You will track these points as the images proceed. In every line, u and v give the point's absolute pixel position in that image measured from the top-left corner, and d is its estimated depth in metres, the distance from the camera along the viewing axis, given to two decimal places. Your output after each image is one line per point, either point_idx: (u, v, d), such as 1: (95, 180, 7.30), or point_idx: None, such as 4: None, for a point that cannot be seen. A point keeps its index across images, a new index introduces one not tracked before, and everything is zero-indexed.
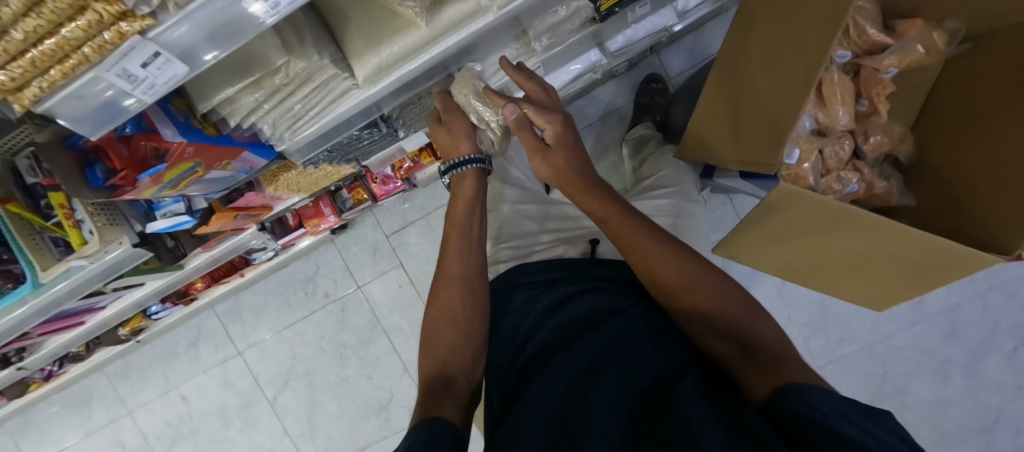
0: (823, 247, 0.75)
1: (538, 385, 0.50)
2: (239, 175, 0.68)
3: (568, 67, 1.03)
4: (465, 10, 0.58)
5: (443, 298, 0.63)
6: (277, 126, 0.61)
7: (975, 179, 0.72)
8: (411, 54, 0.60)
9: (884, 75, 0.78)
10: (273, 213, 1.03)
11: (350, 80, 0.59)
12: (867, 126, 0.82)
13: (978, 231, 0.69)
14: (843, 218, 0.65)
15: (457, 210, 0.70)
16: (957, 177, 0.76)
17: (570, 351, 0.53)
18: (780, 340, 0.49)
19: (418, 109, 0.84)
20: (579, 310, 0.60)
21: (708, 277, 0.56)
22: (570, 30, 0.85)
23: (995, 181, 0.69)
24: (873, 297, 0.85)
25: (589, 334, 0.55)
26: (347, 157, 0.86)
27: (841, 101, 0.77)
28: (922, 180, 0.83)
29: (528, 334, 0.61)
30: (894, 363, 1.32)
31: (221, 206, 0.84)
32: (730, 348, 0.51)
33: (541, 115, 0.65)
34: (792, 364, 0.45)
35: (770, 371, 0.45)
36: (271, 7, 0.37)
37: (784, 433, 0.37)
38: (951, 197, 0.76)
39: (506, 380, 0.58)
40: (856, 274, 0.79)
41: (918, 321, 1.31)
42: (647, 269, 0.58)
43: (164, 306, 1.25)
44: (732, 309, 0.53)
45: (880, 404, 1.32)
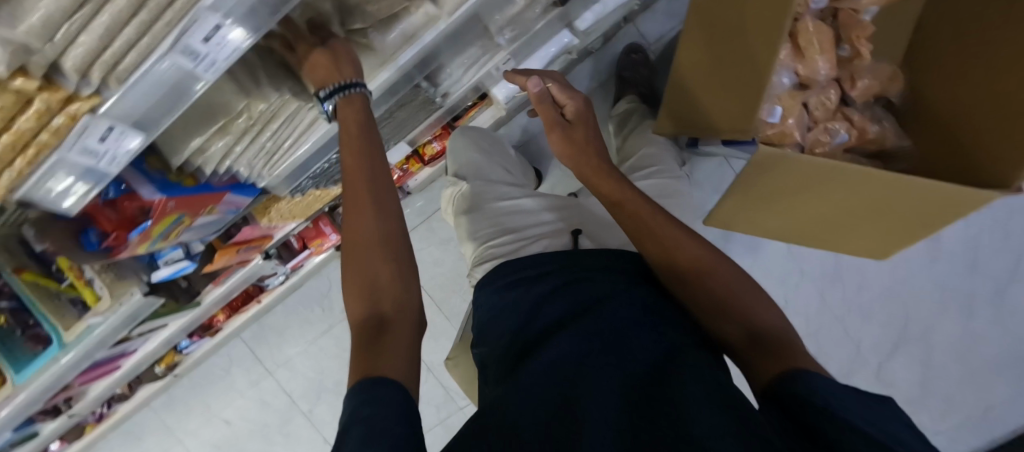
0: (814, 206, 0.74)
1: (537, 368, 0.52)
2: (228, 216, 0.70)
3: (541, 53, 1.02)
4: (415, 22, 0.58)
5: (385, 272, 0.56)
6: (257, 164, 0.62)
7: (978, 115, 0.68)
8: (369, 74, 0.61)
9: (862, 16, 0.74)
10: (275, 240, 1.05)
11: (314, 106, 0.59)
12: (852, 70, 0.78)
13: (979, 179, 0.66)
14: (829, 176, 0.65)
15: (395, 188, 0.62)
16: (961, 114, 0.72)
17: (573, 337, 0.55)
18: (787, 329, 0.51)
19: (393, 123, 0.83)
20: (578, 299, 0.61)
21: (720, 263, 0.56)
22: (533, 18, 0.83)
23: (993, 118, 0.65)
24: (874, 249, 0.84)
25: (591, 322, 0.57)
26: (333, 179, 0.87)
27: (820, 49, 0.73)
28: (921, 126, 0.80)
29: (522, 326, 0.62)
30: (916, 303, 1.30)
31: (221, 243, 0.87)
32: (738, 331, 0.52)
33: (563, 92, 0.67)
34: (800, 354, 0.46)
35: (778, 360, 0.46)
36: (207, 66, 0.37)
37: (794, 420, 0.40)
38: (955, 140, 0.72)
39: (499, 370, 0.59)
40: (854, 229, 0.78)
41: (938, 258, 1.28)
42: (659, 253, 0.59)
43: (191, 340, 1.31)
44: (743, 294, 0.54)
45: (904, 346, 1.31)
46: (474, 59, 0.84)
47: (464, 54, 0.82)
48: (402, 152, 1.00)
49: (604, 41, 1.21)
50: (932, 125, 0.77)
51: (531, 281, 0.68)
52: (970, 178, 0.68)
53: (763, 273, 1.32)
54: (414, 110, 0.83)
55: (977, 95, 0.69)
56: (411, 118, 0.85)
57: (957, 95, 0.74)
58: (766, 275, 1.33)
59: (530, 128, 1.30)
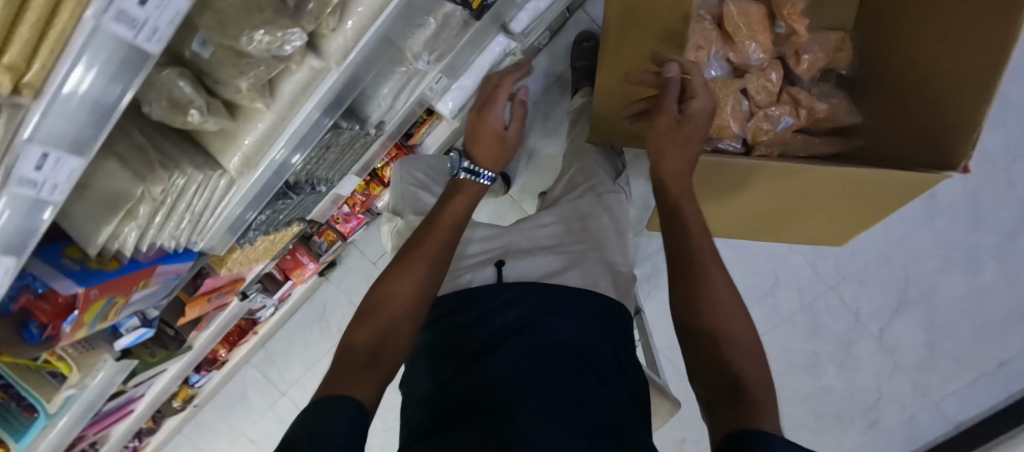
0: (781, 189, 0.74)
1: (499, 365, 0.55)
2: (172, 282, 0.72)
3: (477, 62, 0.99)
4: (304, 78, 0.56)
5: (404, 284, 0.62)
6: (185, 234, 0.65)
7: (940, 90, 0.64)
8: (274, 134, 0.60)
9: None
10: (249, 281, 1.08)
11: (220, 173, 0.60)
12: (794, 47, 0.75)
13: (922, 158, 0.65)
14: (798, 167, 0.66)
15: (443, 226, 0.67)
16: (925, 88, 0.67)
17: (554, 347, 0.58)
18: (761, 375, 0.53)
19: (328, 162, 0.82)
20: (555, 306, 0.64)
21: (722, 287, 0.57)
22: (452, 35, 0.80)
23: (963, 91, 0.61)
24: (828, 231, 0.86)
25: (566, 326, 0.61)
26: (282, 221, 0.89)
27: (744, 35, 0.73)
28: (880, 100, 0.75)
29: (472, 321, 0.65)
30: (915, 264, 1.23)
31: (189, 295, 0.91)
32: (712, 354, 0.55)
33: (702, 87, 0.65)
34: (764, 405, 0.49)
35: (736, 407, 0.49)
36: (48, 190, 0.37)
37: None
38: (912, 113, 0.68)
39: (442, 364, 0.62)
40: (810, 211, 0.79)
41: (935, 214, 1.19)
42: (678, 257, 0.60)
43: (200, 374, 1.39)
44: (734, 327, 0.56)
45: (905, 308, 1.25)
46: (400, 85, 0.82)
47: (388, 83, 0.80)
48: (354, 182, 1.00)
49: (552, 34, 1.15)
50: (890, 100, 0.73)
51: (499, 287, 0.68)
52: (914, 157, 0.67)
53: (750, 250, 1.27)
54: (347, 147, 0.83)
55: (937, 66, 0.65)
56: (348, 154, 0.85)
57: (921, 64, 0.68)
58: (753, 250, 1.29)
59: None
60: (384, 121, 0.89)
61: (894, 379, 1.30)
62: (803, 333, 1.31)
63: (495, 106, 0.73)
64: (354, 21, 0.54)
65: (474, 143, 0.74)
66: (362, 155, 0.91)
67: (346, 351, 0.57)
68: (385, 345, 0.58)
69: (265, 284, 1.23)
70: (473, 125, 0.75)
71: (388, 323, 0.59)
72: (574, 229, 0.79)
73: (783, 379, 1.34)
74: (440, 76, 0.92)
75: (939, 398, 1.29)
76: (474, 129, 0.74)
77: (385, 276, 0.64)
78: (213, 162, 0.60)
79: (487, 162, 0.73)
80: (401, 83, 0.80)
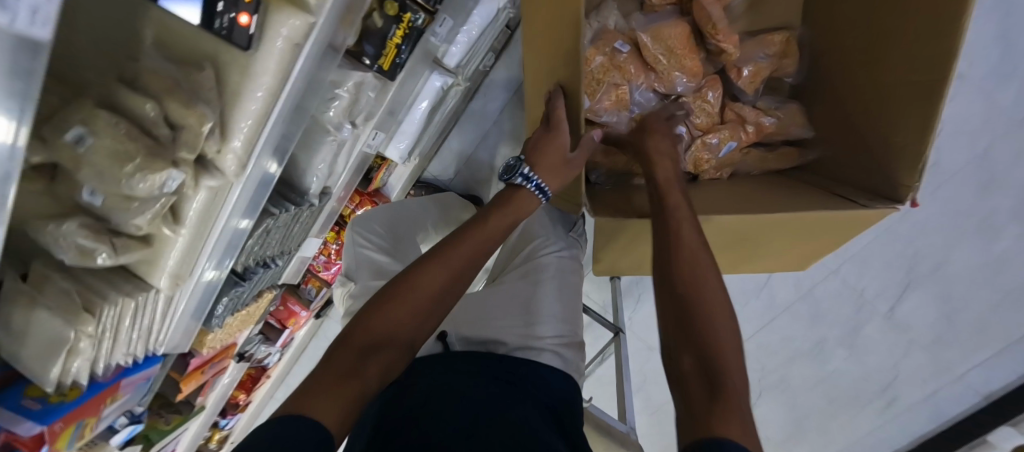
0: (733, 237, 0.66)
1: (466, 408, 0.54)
2: (145, 384, 0.78)
3: (416, 105, 0.95)
4: (205, 198, 0.56)
5: (421, 286, 0.55)
6: (142, 345, 0.69)
7: (893, 116, 0.57)
8: (195, 246, 0.61)
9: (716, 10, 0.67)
10: (241, 343, 1.13)
11: (153, 292, 0.63)
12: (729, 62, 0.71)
13: (861, 195, 0.60)
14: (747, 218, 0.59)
15: (480, 232, 0.60)
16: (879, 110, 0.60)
17: (525, 396, 0.59)
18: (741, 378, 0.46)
19: (274, 241, 0.82)
20: (537, 371, 0.64)
21: (714, 282, 0.51)
22: (374, 99, 0.78)
23: (912, 116, 0.54)
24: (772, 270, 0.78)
25: (536, 378, 0.63)
26: (247, 299, 0.90)
27: (667, 65, 0.69)
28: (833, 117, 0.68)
29: (444, 362, 0.63)
30: (922, 238, 1.12)
31: (181, 373, 0.96)
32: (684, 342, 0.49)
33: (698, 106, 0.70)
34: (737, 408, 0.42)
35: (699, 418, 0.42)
36: None
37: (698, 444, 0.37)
38: (865, 141, 0.62)
39: (412, 397, 0.57)
40: (753, 256, 0.71)
41: (941, 184, 1.07)
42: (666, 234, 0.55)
43: (228, 418, 1.44)
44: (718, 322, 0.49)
45: (915, 285, 1.16)
46: (332, 155, 0.79)
47: (319, 153, 0.77)
48: (317, 242, 1.01)
49: (498, 53, 1.08)
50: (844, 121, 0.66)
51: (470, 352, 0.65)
52: (861, 192, 0.61)
53: None
54: (292, 222, 0.83)
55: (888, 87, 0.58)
56: (297, 226, 0.86)
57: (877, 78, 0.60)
58: None
59: (458, 158, 1.25)
60: (327, 186, 0.88)
61: (909, 357, 1.23)
62: (805, 321, 1.26)
63: (562, 113, 0.61)
64: (240, 139, 0.53)
65: (537, 155, 0.62)
66: (315, 218, 0.91)
67: (334, 352, 0.50)
68: (382, 355, 0.51)
69: (265, 334, 1.28)
70: (539, 138, 0.63)
71: (393, 327, 0.52)
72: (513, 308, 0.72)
73: (789, 368, 1.32)
74: (377, 132, 0.90)
75: (963, 371, 1.19)
76: (538, 141, 0.63)
77: (395, 280, 0.56)
78: (144, 283, 0.63)
79: (553, 181, 0.63)
80: (328, 155, 0.78)
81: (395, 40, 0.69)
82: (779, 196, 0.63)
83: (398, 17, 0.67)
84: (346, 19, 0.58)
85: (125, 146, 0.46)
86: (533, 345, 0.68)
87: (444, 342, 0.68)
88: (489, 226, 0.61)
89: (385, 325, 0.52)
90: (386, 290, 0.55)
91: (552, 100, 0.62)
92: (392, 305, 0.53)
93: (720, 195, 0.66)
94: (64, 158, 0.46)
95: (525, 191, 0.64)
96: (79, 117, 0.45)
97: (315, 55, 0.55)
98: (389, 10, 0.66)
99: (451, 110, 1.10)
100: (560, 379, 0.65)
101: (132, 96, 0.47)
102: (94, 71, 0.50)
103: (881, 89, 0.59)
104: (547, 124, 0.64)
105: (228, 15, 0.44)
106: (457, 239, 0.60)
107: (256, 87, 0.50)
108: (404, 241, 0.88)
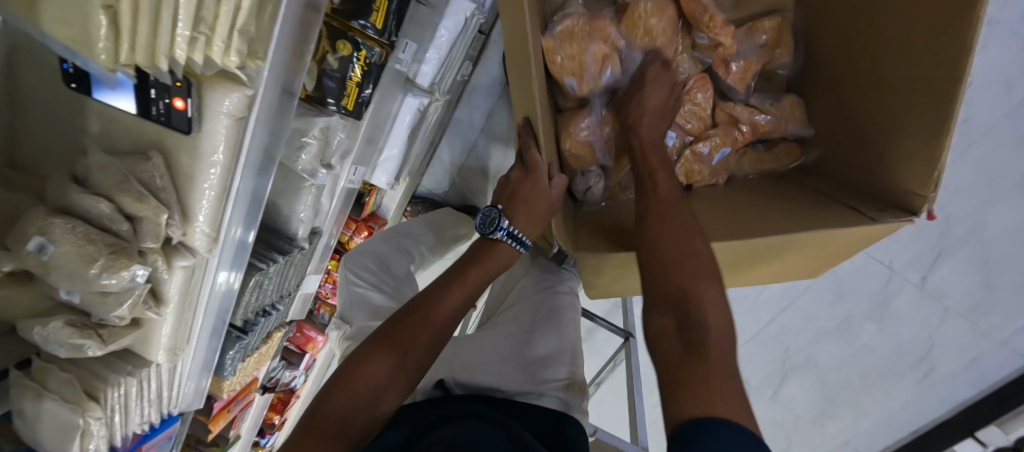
0: (730, 263, 0.64)
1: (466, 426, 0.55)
2: (168, 441, 0.82)
3: (394, 129, 0.91)
4: (182, 278, 0.56)
5: (413, 327, 0.57)
6: (155, 412, 0.72)
7: (898, 121, 0.57)
8: (185, 318, 0.62)
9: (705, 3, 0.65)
10: (263, 377, 1.16)
11: (155, 365, 0.66)
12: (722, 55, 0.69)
13: (872, 207, 0.59)
14: (748, 240, 0.57)
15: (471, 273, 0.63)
16: (886, 112, 0.59)
17: (521, 424, 0.60)
18: (731, 362, 0.43)
19: (270, 288, 0.83)
20: (542, 413, 0.63)
21: (707, 277, 0.49)
22: (345, 138, 0.74)
23: (917, 122, 0.54)
24: (782, 280, 0.74)
25: (537, 413, 0.63)
26: (254, 345, 0.92)
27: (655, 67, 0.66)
28: (837, 117, 0.69)
29: (442, 397, 0.64)
30: (953, 202, 1.00)
31: (208, 415, 1.01)
32: (676, 336, 0.47)
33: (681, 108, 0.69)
34: (718, 380, 0.41)
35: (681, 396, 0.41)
36: None
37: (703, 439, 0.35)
38: (869, 144, 0.63)
39: (417, 423, 0.57)
40: (742, 273, 0.69)
41: (975, 142, 0.94)
42: (657, 230, 0.54)
43: (265, 437, 1.48)
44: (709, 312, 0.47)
45: (952, 252, 1.05)
46: (314, 199, 0.78)
47: (302, 199, 0.76)
48: (317, 277, 1.06)
49: (475, 58, 1.01)
50: (849, 124, 0.66)
51: (469, 393, 0.66)
52: (871, 203, 0.60)
53: None
54: (284, 269, 0.84)
55: (892, 92, 0.58)
56: (291, 270, 0.87)
57: (884, 79, 0.59)
58: None
59: (452, 167, 1.21)
60: (316, 226, 0.87)
61: (945, 326, 1.14)
62: (828, 298, 1.19)
63: (536, 156, 0.61)
64: (204, 217, 0.52)
65: (512, 201, 0.64)
66: (309, 259, 0.94)
67: (319, 411, 0.51)
68: (367, 412, 0.52)
69: (287, 360, 1.29)
70: (516, 180, 0.64)
71: (379, 383, 0.53)
72: (512, 351, 0.74)
73: (815, 347, 1.28)
74: (357, 166, 0.88)
75: (1007, 336, 1.11)
76: (517, 183, 0.64)
77: (376, 336, 0.57)
78: (144, 359, 0.65)
79: (527, 229, 0.64)
80: (313, 201, 0.78)
81: (354, 79, 0.64)
82: (775, 214, 0.62)
83: (353, 55, 0.63)
84: (294, 59, 0.48)
85: (89, 249, 0.46)
86: (533, 389, 0.69)
87: (442, 390, 0.67)
88: (469, 280, 0.63)
89: (369, 383, 0.53)
90: (369, 346, 0.56)
91: (523, 140, 0.62)
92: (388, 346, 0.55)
93: (706, 217, 0.65)
94: (31, 266, 0.45)
95: (503, 244, 0.66)
96: (35, 227, 0.43)
97: (269, 117, 0.50)
98: (342, 51, 0.62)
99: (435, 125, 1.05)
100: (568, 427, 0.62)
101: (84, 196, 0.46)
102: (53, 156, 0.50)
103: (890, 81, 0.58)
104: (522, 165, 0.65)
105: (162, 101, 0.42)
106: (438, 293, 0.61)
107: (209, 165, 0.48)
108: (403, 282, 0.87)
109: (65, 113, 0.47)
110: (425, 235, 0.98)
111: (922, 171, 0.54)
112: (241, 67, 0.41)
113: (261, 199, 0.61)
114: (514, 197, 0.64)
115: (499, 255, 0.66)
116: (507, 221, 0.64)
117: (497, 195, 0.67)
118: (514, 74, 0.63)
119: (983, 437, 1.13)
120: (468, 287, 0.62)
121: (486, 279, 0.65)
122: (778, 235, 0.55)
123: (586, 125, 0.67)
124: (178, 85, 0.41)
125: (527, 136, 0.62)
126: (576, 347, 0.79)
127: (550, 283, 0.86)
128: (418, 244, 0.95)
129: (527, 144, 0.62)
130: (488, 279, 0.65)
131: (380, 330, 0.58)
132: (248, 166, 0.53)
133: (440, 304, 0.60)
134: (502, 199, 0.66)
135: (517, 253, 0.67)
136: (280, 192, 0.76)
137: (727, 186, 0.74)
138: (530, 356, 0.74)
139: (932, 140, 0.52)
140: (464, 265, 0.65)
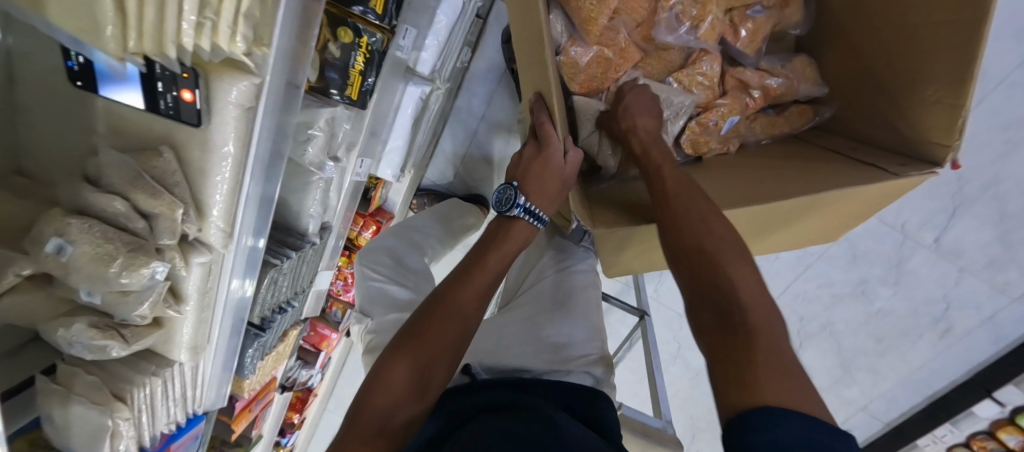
0: (766, 226, 0.63)
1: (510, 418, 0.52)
2: (193, 440, 0.84)
3: (398, 119, 0.91)
4: (198, 276, 0.56)
5: (440, 314, 0.57)
6: (180, 412, 0.74)
7: (917, 73, 0.57)
8: (203, 318, 0.62)
9: None
10: (281, 376, 1.18)
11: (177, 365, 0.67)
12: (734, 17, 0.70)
13: (893, 162, 0.59)
14: (780, 196, 0.57)
15: (489, 257, 0.63)
16: (902, 64, 0.59)
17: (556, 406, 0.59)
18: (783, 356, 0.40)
19: (285, 284, 0.84)
20: (573, 391, 0.63)
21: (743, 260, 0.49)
22: (351, 129, 0.74)
23: (938, 67, 0.54)
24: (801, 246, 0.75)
25: (568, 392, 0.62)
26: (270, 344, 0.93)
27: (671, 28, 0.66)
28: (851, 74, 0.69)
29: (470, 384, 0.62)
30: (966, 157, 0.99)
31: (230, 416, 1.03)
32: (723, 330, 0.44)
33: (686, 74, 0.69)
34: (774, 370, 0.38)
35: (738, 382, 0.38)
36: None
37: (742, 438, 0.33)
38: (889, 98, 0.62)
39: (455, 411, 0.56)
40: (772, 236, 0.68)
41: (987, 95, 0.92)
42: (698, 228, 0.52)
43: (287, 436, 1.48)
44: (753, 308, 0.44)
45: (968, 210, 1.03)
46: (324, 191, 0.78)
47: (310, 191, 0.76)
48: (329, 273, 1.06)
49: (473, 41, 1.00)
50: (863, 76, 0.66)
51: (496, 376, 0.66)
52: (891, 159, 0.60)
53: None
54: (297, 265, 0.84)
55: (909, 41, 0.57)
56: (304, 266, 0.88)
57: (899, 27, 0.59)
58: None
59: (457, 156, 1.20)
60: (326, 221, 0.88)
61: (961, 285, 1.13)
62: (841, 265, 1.19)
63: (550, 131, 0.60)
64: (219, 214, 0.52)
65: (526, 178, 0.63)
66: (320, 255, 0.95)
67: (361, 414, 0.51)
68: (406, 413, 0.52)
69: (303, 358, 1.30)
70: (529, 157, 0.64)
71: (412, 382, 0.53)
72: (536, 333, 0.74)
73: (830, 315, 1.28)
74: (365, 157, 0.88)
75: None
76: (529, 161, 0.63)
77: (401, 335, 0.56)
78: (166, 359, 0.66)
79: (543, 205, 0.64)
80: (323, 192, 0.77)
81: (356, 67, 0.64)
82: (801, 178, 0.61)
83: (354, 42, 0.62)
84: (298, 48, 0.47)
85: (107, 249, 0.45)
86: (562, 367, 0.69)
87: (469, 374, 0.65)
88: (489, 265, 0.63)
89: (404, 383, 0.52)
90: (398, 341, 0.56)
91: (536, 115, 0.62)
92: (414, 337, 0.55)
93: (721, 185, 0.65)
94: (52, 269, 0.44)
95: (521, 221, 0.65)
96: (52, 229, 0.43)
97: (274, 110, 0.49)
98: (343, 38, 0.61)
99: (437, 110, 1.04)
100: (598, 402, 0.62)
101: (98, 195, 0.45)
102: (62, 161, 0.50)
103: (908, 31, 0.57)
104: (535, 142, 0.64)
105: (170, 93, 0.41)
106: (456, 284, 0.60)
107: (220, 158, 0.47)
108: (417, 273, 0.87)
109: (69, 118, 0.47)
110: (434, 227, 0.99)
111: (947, 119, 0.53)
112: (247, 54, 0.41)
113: (272, 197, 0.59)
114: (526, 172, 0.63)
115: (518, 231, 0.65)
116: (523, 198, 0.63)
117: (510, 174, 0.67)
118: (522, 49, 0.63)
119: (1001, 397, 1.14)
120: (485, 275, 0.62)
121: (503, 266, 0.64)
122: (808, 196, 0.55)
123: (587, 77, 0.69)
124: (185, 76, 0.41)
125: (538, 109, 0.62)
126: (598, 326, 0.79)
127: (566, 264, 0.87)
128: (428, 237, 0.96)
129: (537, 116, 0.62)
130: (507, 263, 0.65)
131: (401, 331, 0.57)
132: (259, 159, 0.52)
133: (462, 289, 0.60)
134: (516, 176, 0.65)
135: (539, 228, 0.67)
136: (289, 190, 0.76)
137: (737, 154, 0.75)
138: (552, 339, 0.74)
139: (956, 87, 0.51)
140: (480, 253, 0.64)
